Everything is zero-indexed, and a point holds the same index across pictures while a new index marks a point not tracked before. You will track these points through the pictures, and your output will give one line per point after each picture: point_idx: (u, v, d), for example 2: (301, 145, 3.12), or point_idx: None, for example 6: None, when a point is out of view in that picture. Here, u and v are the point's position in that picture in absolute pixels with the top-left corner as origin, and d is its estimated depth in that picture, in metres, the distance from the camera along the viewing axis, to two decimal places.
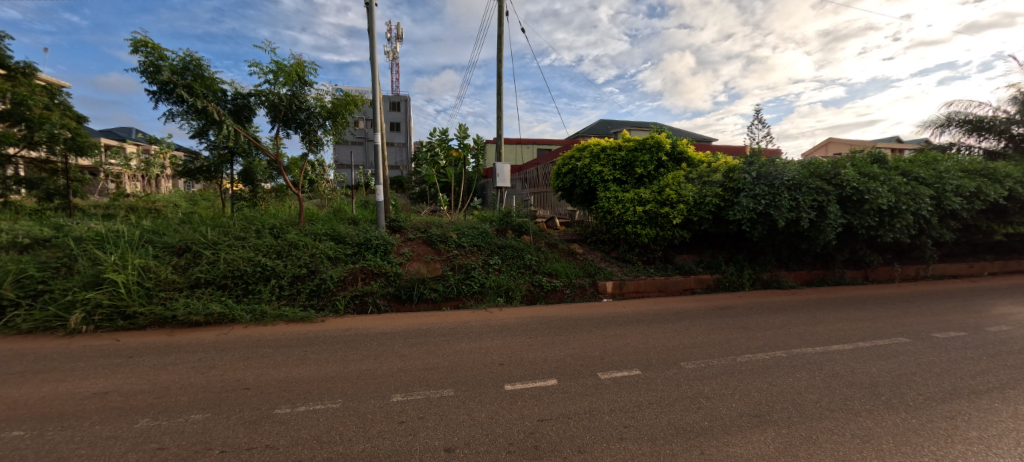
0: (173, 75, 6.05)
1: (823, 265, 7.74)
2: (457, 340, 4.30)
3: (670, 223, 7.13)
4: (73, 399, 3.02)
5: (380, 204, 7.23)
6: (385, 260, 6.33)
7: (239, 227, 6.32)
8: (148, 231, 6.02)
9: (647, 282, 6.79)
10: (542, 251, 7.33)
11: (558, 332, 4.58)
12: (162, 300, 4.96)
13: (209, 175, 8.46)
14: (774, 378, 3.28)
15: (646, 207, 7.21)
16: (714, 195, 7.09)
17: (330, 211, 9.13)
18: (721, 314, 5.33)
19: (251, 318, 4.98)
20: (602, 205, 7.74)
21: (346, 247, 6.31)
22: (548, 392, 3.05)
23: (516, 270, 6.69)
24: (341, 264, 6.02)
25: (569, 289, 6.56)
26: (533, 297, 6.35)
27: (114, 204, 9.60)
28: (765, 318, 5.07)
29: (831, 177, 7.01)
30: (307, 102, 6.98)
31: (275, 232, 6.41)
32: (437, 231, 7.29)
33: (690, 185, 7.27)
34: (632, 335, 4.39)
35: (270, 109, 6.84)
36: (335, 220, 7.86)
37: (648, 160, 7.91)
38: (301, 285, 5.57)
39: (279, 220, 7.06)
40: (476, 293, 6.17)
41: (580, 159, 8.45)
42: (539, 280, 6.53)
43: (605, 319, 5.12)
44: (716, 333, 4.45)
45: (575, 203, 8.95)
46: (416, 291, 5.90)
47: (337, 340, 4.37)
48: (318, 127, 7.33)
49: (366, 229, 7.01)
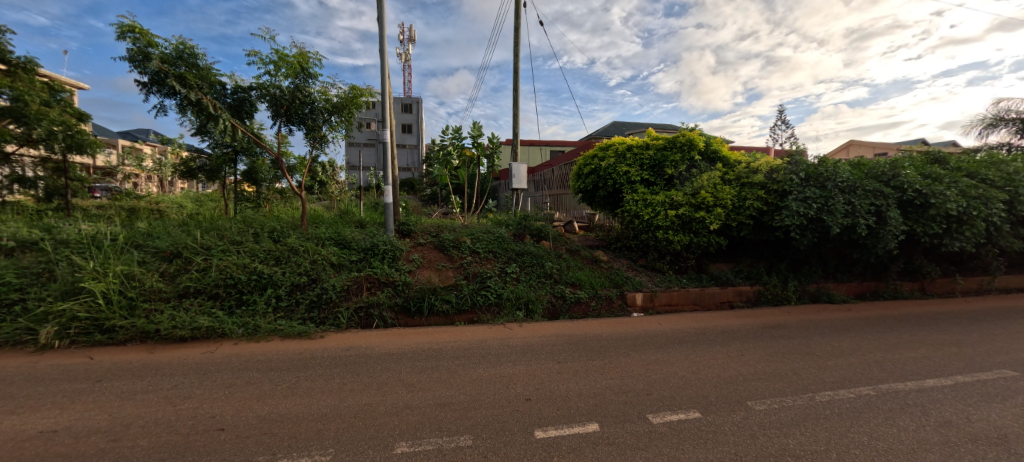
0: (164, 65, 5.19)
1: (874, 275, 7.09)
2: (474, 363, 3.71)
3: (705, 229, 6.47)
4: (12, 440, 2.50)
5: (389, 206, 6.69)
6: (393, 267, 5.85)
7: (235, 230, 5.83)
8: (140, 235, 5.59)
9: (681, 294, 6.24)
10: (563, 259, 6.78)
11: (590, 355, 3.96)
12: (145, 312, 4.43)
13: (212, 175, 8.12)
14: (874, 428, 2.61)
15: (678, 211, 6.55)
16: (755, 199, 6.40)
17: (336, 213, 8.69)
18: (774, 334, 4.66)
19: (243, 333, 4.46)
20: (629, 209, 7.07)
21: (351, 253, 5.85)
22: (591, 443, 2.43)
23: (536, 279, 6.12)
24: (344, 271, 5.54)
25: (594, 300, 6.00)
26: (555, 310, 5.75)
27: (116, 204, 9.27)
28: (829, 341, 4.37)
29: (889, 178, 6.26)
30: (311, 96, 6.40)
31: (275, 235, 5.92)
32: (449, 236, 6.79)
33: (727, 187, 6.60)
34: (678, 362, 3.75)
35: (271, 104, 6.32)
36: (340, 223, 7.34)
37: (678, 160, 7.25)
38: (300, 294, 5.07)
39: (280, 222, 6.56)
40: (492, 305, 5.59)
41: (603, 158, 7.83)
42: (561, 291, 5.96)
43: (640, 338, 4.51)
44: (777, 360, 3.78)
45: (597, 206, 8.34)
46: (427, 303, 5.37)
47: (337, 361, 3.82)
48: (323, 123, 6.78)
49: (373, 234, 6.52)
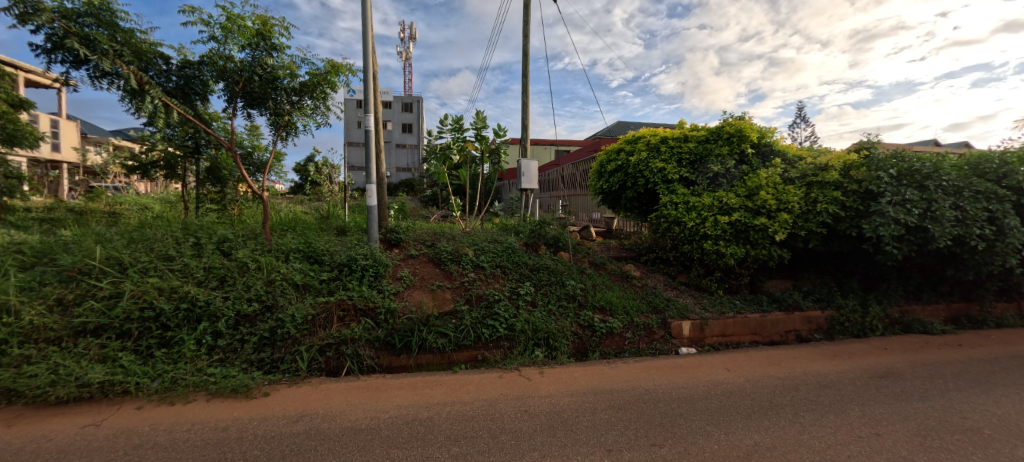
0: (66, 24, 3.91)
1: (964, 295, 5.81)
2: (481, 454, 2.45)
3: (766, 239, 5.19)
4: None
5: (373, 209, 5.41)
6: (375, 288, 4.59)
7: (173, 240, 4.57)
8: (48, 248, 4.35)
9: (738, 322, 4.95)
10: (587, 276, 5.51)
11: (652, 433, 2.69)
12: (18, 361, 3.17)
13: (168, 171, 6.86)
14: None
15: (732, 217, 5.26)
16: (829, 202, 5.12)
17: (316, 216, 7.43)
18: (894, 390, 3.38)
19: (157, 389, 3.21)
20: (666, 214, 5.78)
21: (321, 270, 4.60)
22: None
23: (556, 302, 4.85)
24: (310, 295, 4.29)
25: (630, 331, 4.72)
26: (581, 345, 4.49)
27: (61, 206, 7.97)
28: (981, 406, 3.10)
29: (1001, 177, 4.97)
30: (273, 72, 5.09)
31: (224, 246, 4.66)
32: (447, 246, 5.53)
33: (792, 187, 5.32)
34: (791, 451, 2.47)
35: (223, 81, 5.03)
36: (316, 230, 6.09)
37: (726, 154, 5.97)
38: (246, 329, 3.82)
39: (238, 230, 5.31)
40: (502, 340, 4.31)
41: (632, 153, 6.55)
42: (589, 318, 4.68)
43: (712, 394, 3.24)
44: (939, 450, 2.51)
45: (622, 210, 7.07)
46: (416, 337, 4.11)
47: (276, 445, 2.55)
48: (291, 107, 5.50)
49: (352, 244, 5.26)
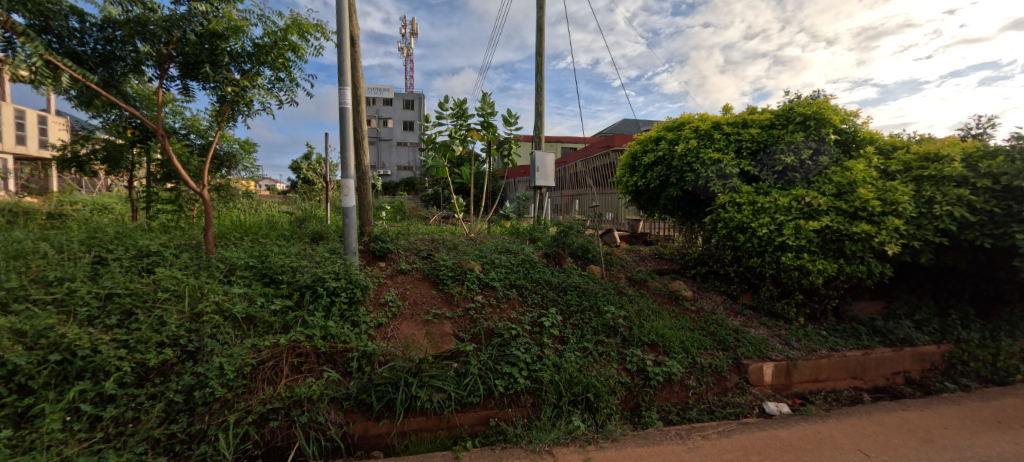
0: None
1: None
2: None
3: (868, 252, 3.93)
4: None
5: (350, 211, 4.16)
6: (349, 321, 3.35)
7: (74, 256, 3.33)
8: None
9: (835, 363, 3.70)
10: (628, 298, 4.25)
11: None
12: None
13: (110, 164, 5.64)
14: None
15: (821, 223, 4.00)
16: (953, 203, 3.86)
17: (292, 219, 6.20)
18: None
19: None
20: (727, 217, 4.52)
21: (274, 297, 3.36)
22: None
23: (593, 337, 3.61)
24: (254, 333, 3.05)
25: (696, 377, 3.48)
26: (632, 399, 3.25)
27: None
28: None
29: None
30: (216, 30, 3.84)
31: (145, 264, 3.43)
32: (448, 259, 4.28)
33: (899, 183, 4.05)
34: None
35: (148, 42, 3.79)
36: (284, 237, 4.85)
37: (801, 142, 4.70)
38: (151, 390, 2.60)
39: (177, 239, 4.08)
40: (522, 395, 3.07)
41: (677, 141, 5.29)
42: (639, 361, 3.44)
43: None
44: None
45: (661, 211, 5.80)
46: (402, 395, 2.87)
47: None
48: (245, 79, 4.25)
49: (324, 256, 4.02)
